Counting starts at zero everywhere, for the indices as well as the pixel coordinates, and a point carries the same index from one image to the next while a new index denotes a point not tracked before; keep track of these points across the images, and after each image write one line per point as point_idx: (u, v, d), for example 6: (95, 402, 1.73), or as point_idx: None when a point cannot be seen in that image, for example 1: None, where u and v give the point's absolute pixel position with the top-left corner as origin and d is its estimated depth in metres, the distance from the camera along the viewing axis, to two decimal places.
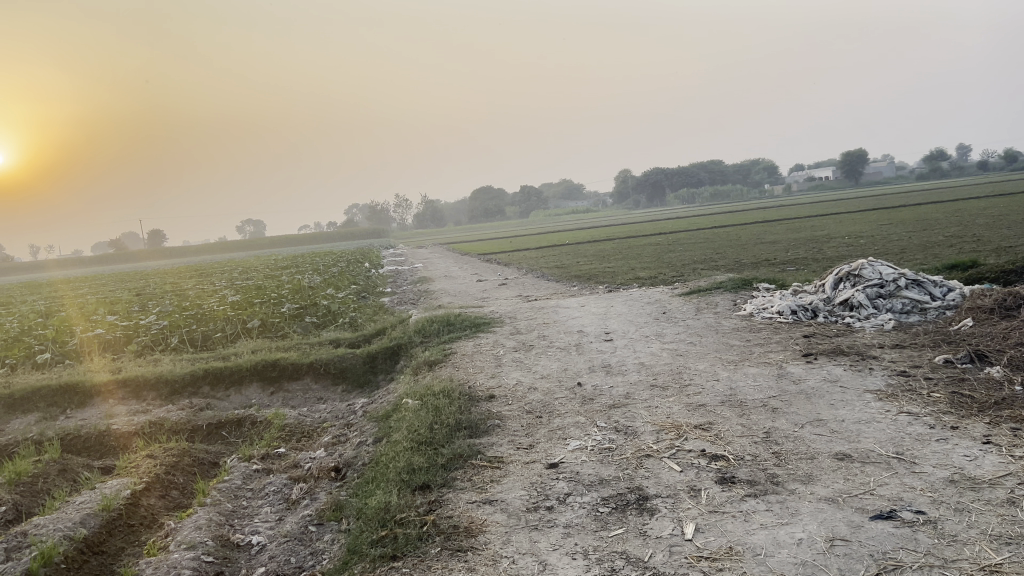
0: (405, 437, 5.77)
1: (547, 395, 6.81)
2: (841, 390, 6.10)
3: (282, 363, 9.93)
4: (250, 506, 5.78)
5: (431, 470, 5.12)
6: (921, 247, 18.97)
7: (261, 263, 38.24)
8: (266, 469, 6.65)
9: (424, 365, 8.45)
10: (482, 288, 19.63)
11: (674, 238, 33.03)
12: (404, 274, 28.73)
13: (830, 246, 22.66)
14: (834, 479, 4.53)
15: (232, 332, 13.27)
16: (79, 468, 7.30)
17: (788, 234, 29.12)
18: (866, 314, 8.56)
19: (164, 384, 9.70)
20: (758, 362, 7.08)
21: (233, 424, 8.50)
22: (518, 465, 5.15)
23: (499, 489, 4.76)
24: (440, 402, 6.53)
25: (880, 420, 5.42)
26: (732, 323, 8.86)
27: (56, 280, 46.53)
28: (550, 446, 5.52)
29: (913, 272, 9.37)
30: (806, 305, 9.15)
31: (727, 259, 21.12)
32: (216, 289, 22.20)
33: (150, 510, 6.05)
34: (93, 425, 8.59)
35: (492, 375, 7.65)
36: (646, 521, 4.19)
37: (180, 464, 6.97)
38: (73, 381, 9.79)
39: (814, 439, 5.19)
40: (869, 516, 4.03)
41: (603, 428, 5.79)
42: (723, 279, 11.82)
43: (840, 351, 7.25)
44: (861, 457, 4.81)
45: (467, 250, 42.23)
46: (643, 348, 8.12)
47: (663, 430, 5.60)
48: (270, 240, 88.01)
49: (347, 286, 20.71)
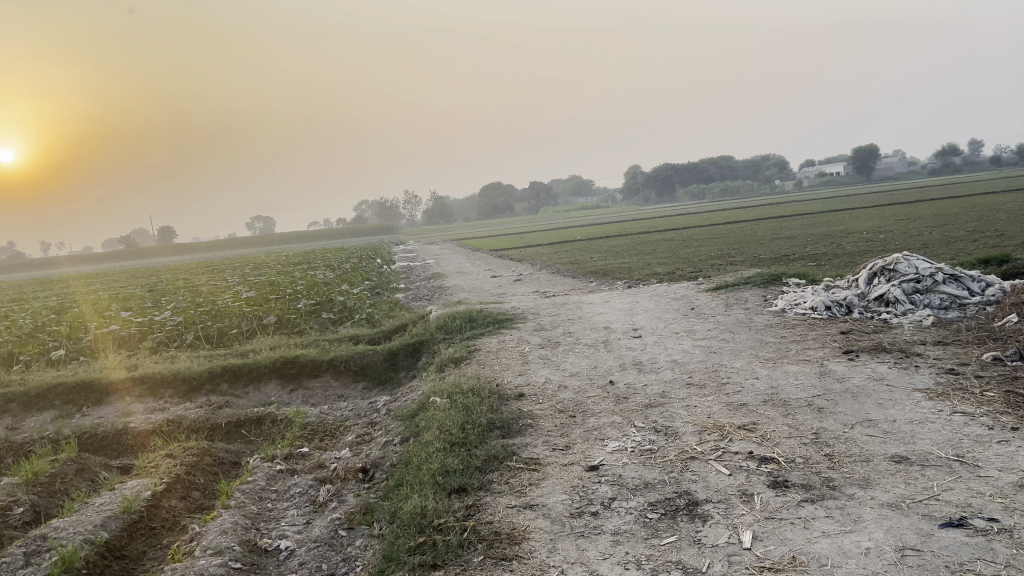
0: (436, 438, 5.55)
1: (579, 394, 6.59)
2: (889, 389, 5.85)
3: (301, 360, 9.74)
4: (275, 508, 5.58)
5: (466, 472, 4.90)
6: (944, 242, 18.63)
7: (273, 259, 38.05)
8: (290, 470, 6.43)
9: (449, 363, 8.23)
10: (498, 284, 19.40)
11: (688, 234, 32.70)
12: (416, 271, 28.50)
13: (851, 240, 22.36)
14: (895, 483, 4.29)
15: (248, 329, 13.08)
16: (96, 468, 7.12)
17: (806, 229, 28.73)
18: (903, 310, 8.30)
19: (181, 381, 9.51)
20: (797, 360, 6.84)
21: (253, 422, 8.31)
22: (556, 468, 4.93)
23: (539, 493, 4.54)
24: (470, 401, 6.31)
25: (934, 421, 5.16)
26: (764, 319, 8.63)
27: (66, 276, 46.50)
28: (588, 447, 5.29)
29: (951, 266, 9.09)
30: (839, 300, 8.90)
31: (746, 254, 20.81)
32: (229, 285, 21.94)
33: (171, 511, 5.85)
34: (110, 423, 8.41)
35: (520, 373, 7.43)
36: (698, 528, 3.97)
37: (201, 464, 6.78)
38: (88, 379, 9.62)
39: (867, 440, 4.94)
40: (938, 523, 3.79)
41: (642, 429, 5.56)
42: (749, 274, 11.56)
43: (882, 348, 7.00)
44: (920, 460, 4.56)
45: (479, 246, 41.99)
46: (674, 344, 7.89)
47: (705, 430, 5.38)
48: (279, 237, 87.89)
49: (360, 282, 20.50)
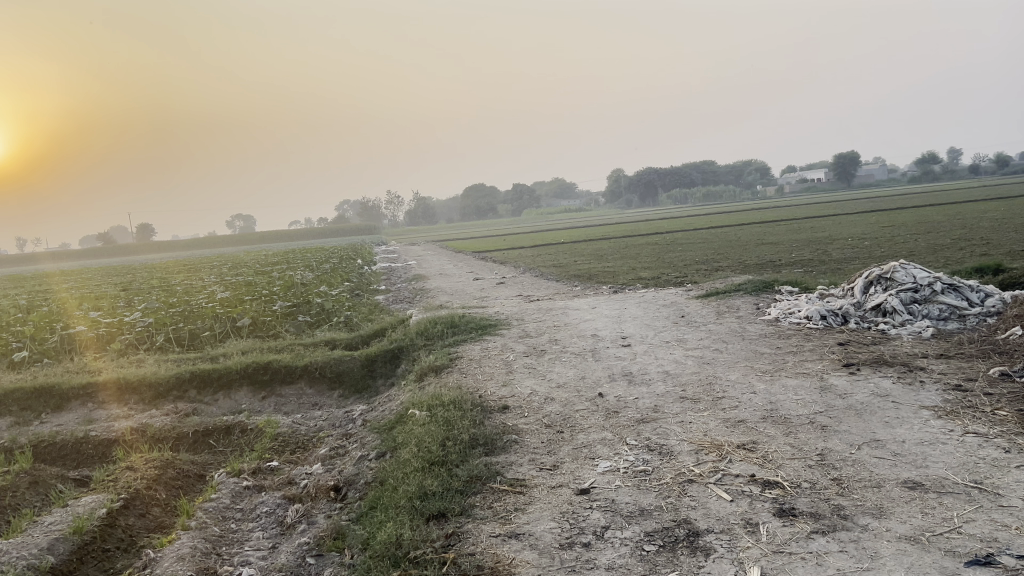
0: (414, 456, 5.16)
1: (567, 407, 6.23)
2: (895, 407, 5.53)
3: (274, 365, 9.31)
4: (239, 530, 5.18)
5: (445, 496, 4.52)
6: (930, 250, 18.48)
7: (252, 258, 37.49)
8: (257, 486, 6.02)
9: (429, 371, 7.84)
10: (480, 287, 19.02)
11: (672, 238, 32.41)
12: (397, 272, 28.12)
13: (836, 247, 22.22)
14: (911, 513, 3.95)
15: (221, 331, 12.64)
16: (51, 481, 6.67)
17: (790, 234, 28.59)
18: (901, 320, 8.01)
19: (146, 387, 9.05)
20: (795, 373, 6.52)
21: (222, 432, 7.88)
22: (543, 491, 4.55)
23: (525, 520, 4.16)
24: (451, 414, 5.93)
25: (946, 442, 4.84)
26: (758, 328, 8.30)
27: (41, 272, 45.77)
28: (577, 467, 4.93)
29: (950, 275, 8.80)
30: (835, 309, 8.61)
31: (731, 260, 20.59)
32: (205, 285, 21.34)
33: (128, 531, 5.43)
34: (70, 431, 7.96)
35: (504, 383, 7.05)
36: (700, 564, 3.61)
37: (163, 478, 6.35)
38: (49, 383, 9.14)
39: (876, 463, 4.61)
40: (963, 562, 3.45)
41: (635, 447, 5.20)
42: (740, 281, 11.23)
43: (883, 361, 6.69)
44: (935, 487, 4.23)
45: (462, 248, 41.50)
46: (665, 354, 7.55)
47: (703, 450, 5.04)
48: (259, 235, 86.99)
49: (340, 283, 20.01)
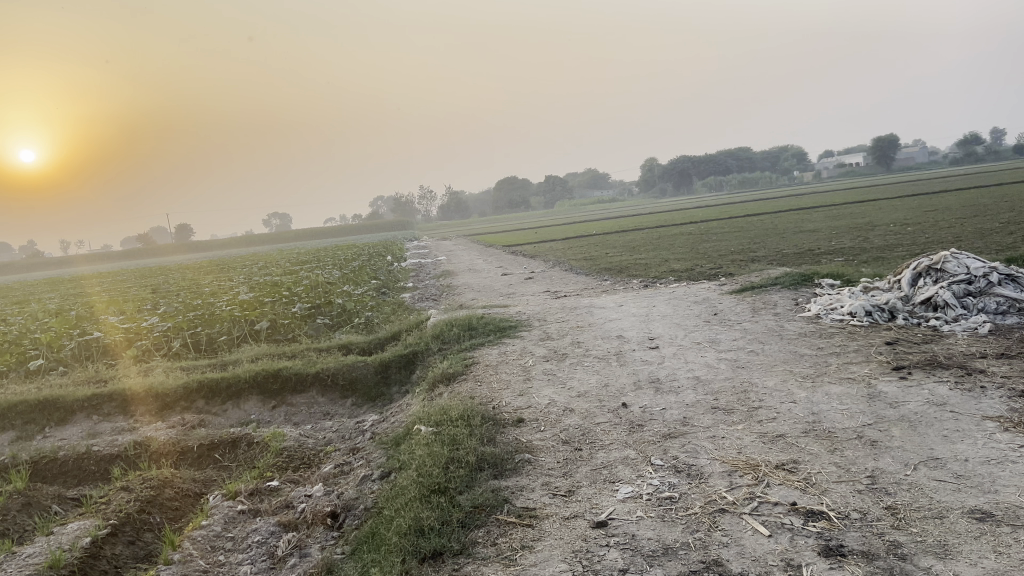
0: (414, 482, 4.68)
1: (587, 420, 5.69)
2: (954, 418, 4.92)
3: (284, 373, 8.89)
4: (228, 562, 4.74)
5: (444, 531, 4.03)
6: (980, 234, 17.58)
7: (284, 257, 37.28)
8: (253, 510, 5.58)
9: (442, 380, 7.34)
10: (508, 283, 18.50)
11: (706, 228, 31.59)
12: (427, 269, 27.65)
13: (878, 233, 21.38)
14: (982, 553, 3.36)
15: (239, 335, 12.31)
16: (45, 501, 6.31)
17: (830, 221, 27.69)
18: (954, 316, 7.35)
19: (153, 398, 8.68)
20: (839, 378, 5.91)
21: (227, 445, 7.47)
22: (555, 523, 4.03)
23: (532, 562, 3.64)
24: (459, 432, 5.43)
25: (1016, 461, 4.22)
26: (797, 326, 7.69)
27: (80, 275, 46.34)
28: (595, 493, 4.40)
29: (1007, 264, 8.09)
30: (882, 305, 7.95)
31: (768, 249, 19.88)
32: (233, 286, 21.02)
33: (113, 561, 5.03)
34: (72, 446, 7.61)
35: (521, 392, 6.53)
36: None
37: (158, 499, 5.95)
38: (56, 395, 8.80)
39: (937, 488, 4.02)
40: None
41: (660, 468, 4.66)
42: (776, 273, 10.60)
43: (937, 363, 6.06)
44: (1009, 518, 3.63)
45: (493, 242, 40.83)
46: (695, 357, 6.97)
47: (737, 471, 4.48)
48: (292, 234, 87.09)
49: (365, 282, 19.60)
